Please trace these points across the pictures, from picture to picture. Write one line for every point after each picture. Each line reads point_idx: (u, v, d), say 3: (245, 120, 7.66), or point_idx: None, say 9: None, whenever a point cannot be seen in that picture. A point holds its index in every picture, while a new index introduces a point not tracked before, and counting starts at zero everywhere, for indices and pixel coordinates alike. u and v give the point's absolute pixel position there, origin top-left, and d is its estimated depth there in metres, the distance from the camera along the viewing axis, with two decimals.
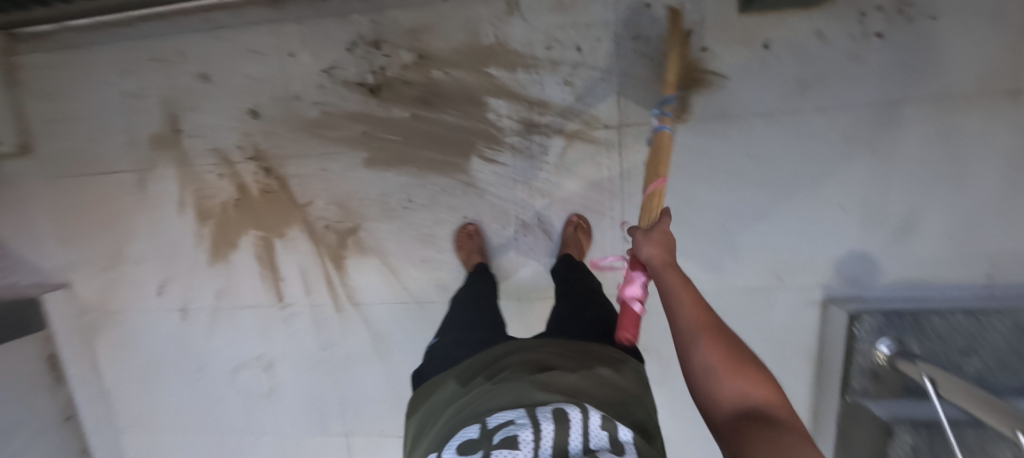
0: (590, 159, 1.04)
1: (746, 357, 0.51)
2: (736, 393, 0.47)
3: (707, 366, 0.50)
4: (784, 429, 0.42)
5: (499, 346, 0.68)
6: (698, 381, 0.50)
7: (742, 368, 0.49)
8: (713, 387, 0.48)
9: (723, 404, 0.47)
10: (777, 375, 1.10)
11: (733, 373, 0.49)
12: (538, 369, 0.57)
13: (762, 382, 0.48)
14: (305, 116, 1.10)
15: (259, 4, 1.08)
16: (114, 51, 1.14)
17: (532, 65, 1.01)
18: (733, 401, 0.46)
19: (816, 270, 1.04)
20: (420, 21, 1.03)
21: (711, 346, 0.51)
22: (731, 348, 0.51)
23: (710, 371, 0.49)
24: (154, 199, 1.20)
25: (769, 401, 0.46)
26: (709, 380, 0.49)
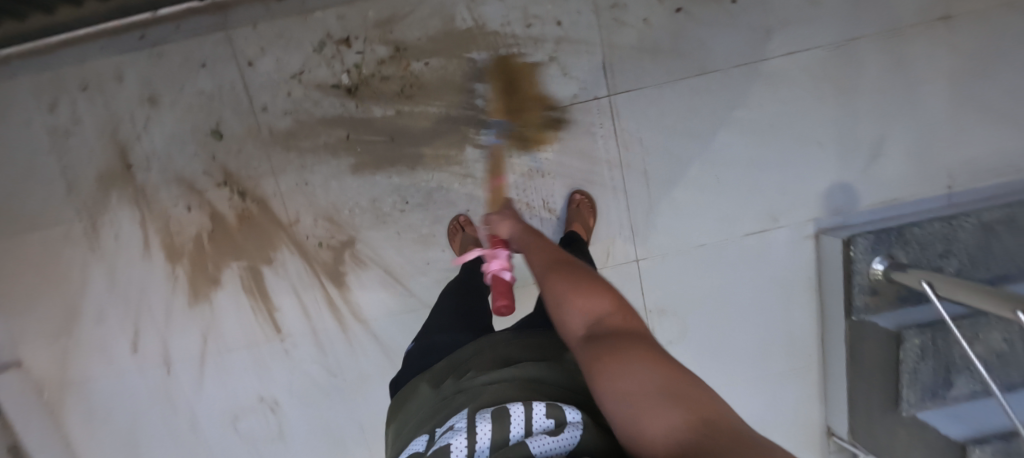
0: (584, 131, 1.04)
1: (594, 281, 0.53)
2: (586, 312, 0.49)
3: (561, 297, 0.52)
4: (626, 338, 0.43)
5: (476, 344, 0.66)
6: (553, 312, 0.52)
7: (588, 290, 0.51)
8: (565, 313, 0.50)
9: (574, 325, 0.49)
10: (785, 311, 1.16)
11: (583, 296, 0.50)
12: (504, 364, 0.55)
13: (601, 297, 0.50)
14: (276, 129, 1.02)
15: (204, 13, 0.98)
16: (34, 84, 0.99)
17: (513, 44, 0.99)
18: (583, 321, 0.48)
19: (806, 206, 1.10)
20: (390, 12, 0.98)
21: (555, 281, 0.54)
22: (578, 276, 0.54)
23: (558, 301, 0.52)
24: (109, 246, 1.07)
25: (617, 316, 0.48)
26: (563, 308, 0.51)
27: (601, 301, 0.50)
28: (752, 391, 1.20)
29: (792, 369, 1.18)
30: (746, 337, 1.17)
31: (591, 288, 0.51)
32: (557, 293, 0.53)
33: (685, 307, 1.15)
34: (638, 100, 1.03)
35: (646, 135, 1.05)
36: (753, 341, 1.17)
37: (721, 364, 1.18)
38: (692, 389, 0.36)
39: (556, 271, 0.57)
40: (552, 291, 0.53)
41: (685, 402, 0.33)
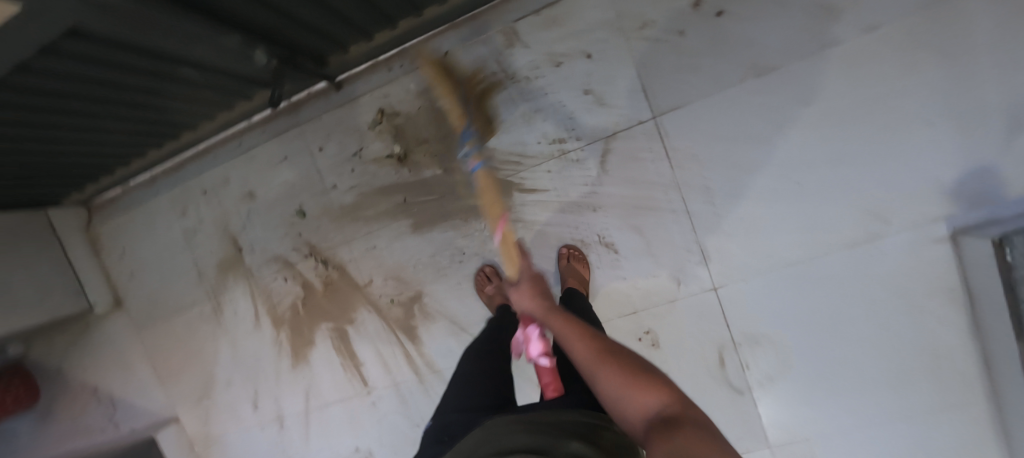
0: (631, 157, 0.98)
1: (649, 371, 0.49)
2: (639, 404, 0.45)
3: (613, 395, 0.49)
4: (697, 432, 0.39)
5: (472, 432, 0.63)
6: (611, 404, 0.49)
7: (638, 382, 0.47)
8: (623, 410, 0.47)
9: (633, 419, 0.46)
10: (922, 331, 0.93)
11: (636, 391, 0.47)
12: (507, 435, 0.56)
13: (655, 385, 0.47)
14: (344, 202, 1.13)
15: (282, 115, 1.14)
16: (172, 195, 1.24)
17: (545, 86, 1.00)
18: (640, 414, 0.45)
19: (926, 201, 0.89)
20: (427, 81, 1.05)
21: (606, 374, 0.50)
22: (632, 367, 0.50)
23: (614, 398, 0.48)
24: (231, 319, 1.26)
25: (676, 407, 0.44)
26: (619, 404, 0.48)
27: (660, 396, 0.45)
28: (895, 434, 0.96)
29: (950, 405, 0.93)
30: (877, 369, 0.95)
31: (650, 384, 0.47)
32: (614, 388, 0.48)
33: (787, 335, 0.98)
34: (686, 116, 0.95)
35: (701, 151, 0.96)
36: (886, 372, 0.95)
37: (849, 404, 0.97)
38: None
39: (608, 363, 0.51)
40: (607, 388, 0.49)
41: None
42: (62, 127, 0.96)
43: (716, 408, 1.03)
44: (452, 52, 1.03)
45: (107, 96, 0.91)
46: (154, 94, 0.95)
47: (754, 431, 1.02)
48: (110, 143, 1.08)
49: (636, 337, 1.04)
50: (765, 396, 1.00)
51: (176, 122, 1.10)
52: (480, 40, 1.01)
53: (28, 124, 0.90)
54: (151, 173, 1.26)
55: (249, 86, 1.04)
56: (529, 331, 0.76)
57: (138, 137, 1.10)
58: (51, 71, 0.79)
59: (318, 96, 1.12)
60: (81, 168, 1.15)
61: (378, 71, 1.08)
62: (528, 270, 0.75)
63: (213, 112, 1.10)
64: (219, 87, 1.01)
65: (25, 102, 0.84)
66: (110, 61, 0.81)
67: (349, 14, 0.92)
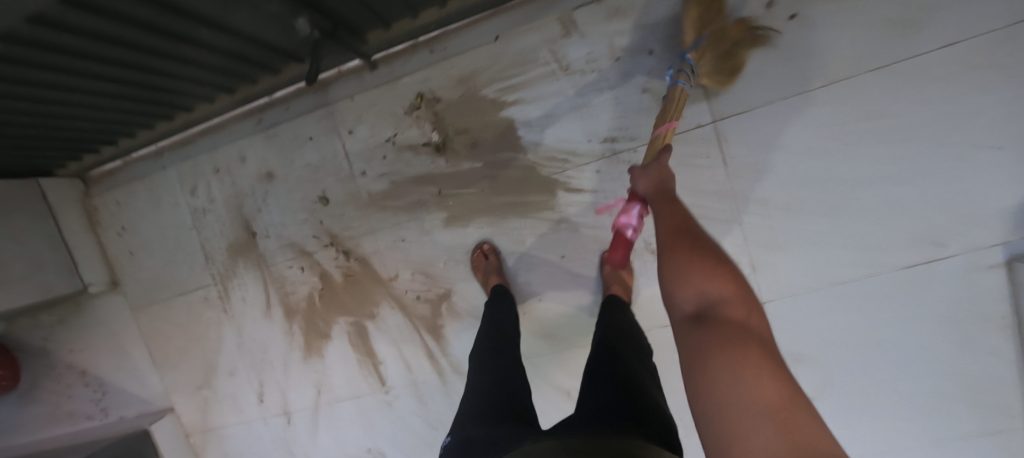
0: (686, 163, 0.94)
1: (719, 258, 0.51)
2: (699, 290, 0.48)
3: (673, 272, 0.51)
4: (744, 339, 0.43)
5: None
6: (665, 278, 0.52)
7: (708, 269, 0.49)
8: (677, 286, 0.50)
9: (685, 297, 0.49)
10: (969, 358, 0.91)
11: (702, 277, 0.49)
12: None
13: (723, 274, 0.49)
14: (372, 190, 1.06)
15: (309, 92, 1.06)
16: (180, 171, 1.15)
17: (601, 81, 0.94)
18: (695, 295, 0.49)
19: (990, 228, 0.87)
20: (472, 67, 0.98)
21: (677, 251, 0.52)
22: (704, 252, 0.51)
23: (673, 275, 0.51)
24: (239, 307, 1.18)
25: (733, 304, 0.47)
26: (674, 280, 0.50)
27: (720, 292, 0.48)
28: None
29: (989, 434, 0.92)
30: (919, 393, 0.94)
31: (715, 274, 0.49)
32: (675, 268, 0.51)
33: (830, 355, 0.96)
34: (747, 123, 0.91)
35: (761, 160, 0.92)
36: (928, 397, 0.94)
37: (887, 427, 0.96)
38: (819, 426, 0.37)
39: (680, 240, 0.53)
40: (671, 264, 0.51)
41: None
42: (69, 89, 0.86)
43: None
44: (502, 37, 0.96)
45: (125, 56, 0.81)
46: (177, 59, 0.86)
47: None
48: (116, 111, 0.98)
49: None
50: None
51: (192, 93, 1.00)
52: (534, 27, 0.95)
53: (32, 79, 0.81)
54: (157, 146, 1.16)
55: (278, 57, 0.96)
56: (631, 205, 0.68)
57: (147, 108, 1.00)
58: (67, 18, 0.69)
59: (350, 75, 1.04)
60: (82, 137, 1.05)
61: (419, 52, 1.00)
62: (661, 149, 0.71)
63: (234, 84, 1.01)
64: (248, 58, 0.93)
65: (29, 55, 0.75)
66: (134, 13, 0.72)
67: None
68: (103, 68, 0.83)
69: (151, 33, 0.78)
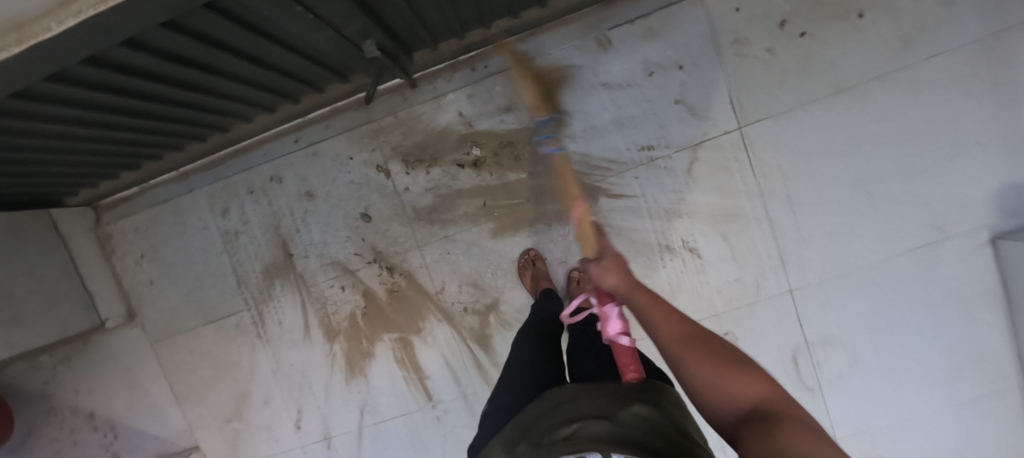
0: (719, 167, 1.03)
1: (742, 361, 0.44)
2: (735, 397, 0.41)
3: (700, 380, 0.43)
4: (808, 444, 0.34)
5: (534, 405, 0.63)
6: (689, 387, 0.44)
7: (733, 372, 0.42)
8: (709, 395, 0.42)
9: (722, 409, 0.41)
10: (968, 329, 1.04)
11: (737, 383, 0.41)
12: (572, 403, 0.59)
13: (755, 380, 0.42)
14: (418, 205, 1.08)
15: (349, 111, 1.08)
16: (210, 194, 1.12)
17: (638, 94, 1.02)
18: (732, 406, 0.41)
19: (977, 214, 1.01)
20: (515, 83, 1.03)
21: (693, 358, 0.44)
22: (726, 359, 0.44)
23: (703, 384, 0.42)
24: (275, 332, 1.15)
25: (777, 407, 0.39)
26: (705, 389, 0.42)
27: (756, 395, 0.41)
28: (941, 423, 1.06)
29: (990, 396, 1.04)
30: (929, 364, 1.05)
31: (742, 372, 0.42)
32: (702, 374, 0.43)
33: (852, 336, 1.06)
34: (771, 129, 1.01)
35: (784, 162, 1.02)
36: (937, 368, 1.05)
37: (905, 397, 1.07)
38: None
39: (694, 342, 0.45)
40: (695, 373, 0.43)
41: None
42: (117, 111, 0.83)
43: None
44: (543, 55, 1.02)
45: (186, 79, 0.80)
46: (235, 81, 0.85)
47: (820, 427, 1.09)
48: (152, 131, 0.94)
49: None
50: (832, 392, 1.07)
51: (233, 112, 0.98)
52: (573, 45, 1.01)
53: (84, 100, 0.77)
54: (181, 170, 1.13)
55: (330, 76, 0.96)
56: (609, 308, 0.62)
57: (185, 127, 0.97)
58: (151, 46, 0.68)
59: (392, 93, 1.07)
60: (106, 160, 1.00)
61: (460, 70, 1.05)
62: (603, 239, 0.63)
63: (276, 103, 1.01)
64: (299, 77, 0.93)
65: (97, 77, 0.72)
66: (221, 42, 0.72)
67: (461, 11, 0.89)
68: (164, 89, 0.81)
69: (233, 58, 0.77)
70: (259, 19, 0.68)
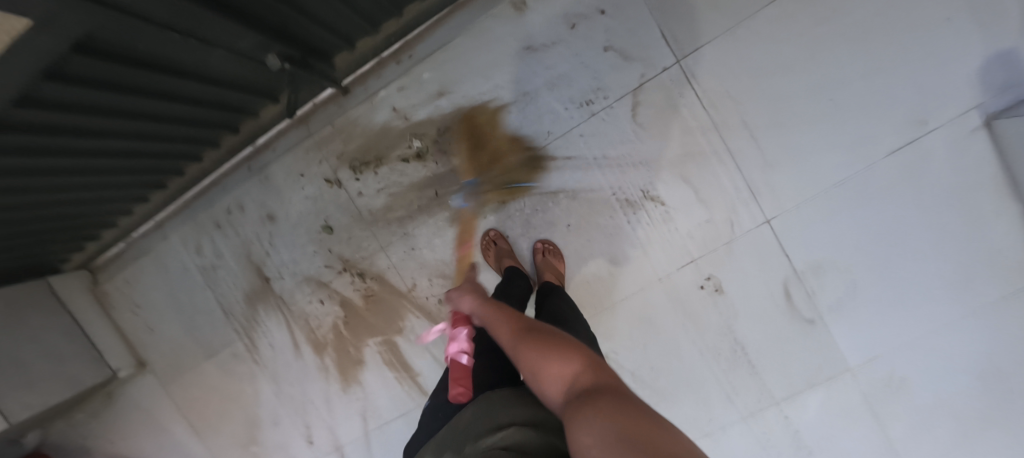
0: (665, 106, 0.97)
1: (558, 340, 0.55)
2: (558, 373, 0.50)
3: (535, 368, 0.52)
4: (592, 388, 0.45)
5: (471, 409, 0.62)
6: (531, 379, 0.52)
7: (555, 354, 0.52)
8: (542, 380, 0.51)
9: (551, 389, 0.50)
10: (976, 224, 0.94)
11: (557, 362, 0.51)
12: (512, 409, 0.57)
13: (566, 350, 0.52)
14: (374, 207, 1.08)
15: (291, 129, 1.09)
16: (183, 235, 1.17)
17: (565, 49, 0.98)
18: (557, 382, 0.49)
19: (960, 97, 0.91)
20: (440, 66, 1.01)
21: (526, 354, 0.55)
22: (548, 341, 0.55)
23: (533, 372, 0.52)
24: (269, 354, 1.19)
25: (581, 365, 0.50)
26: (538, 374, 0.51)
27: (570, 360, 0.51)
28: (964, 332, 0.97)
29: (1015, 293, 0.94)
30: (938, 271, 0.96)
31: (559, 348, 0.53)
32: (531, 363, 0.53)
33: (846, 256, 0.98)
34: (711, 55, 0.95)
35: (733, 86, 0.95)
36: (948, 273, 0.96)
37: (917, 312, 0.98)
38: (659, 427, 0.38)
39: (526, 340, 0.57)
40: (527, 362, 0.54)
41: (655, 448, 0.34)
42: (66, 177, 0.85)
43: (793, 344, 1.02)
44: (462, 32, 1.00)
45: (114, 130, 0.81)
46: (165, 123, 0.86)
47: (830, 357, 1.01)
48: (114, 190, 0.98)
49: (699, 285, 1.02)
50: (836, 319, 1.00)
51: (182, 154, 1.01)
52: (490, 15, 0.99)
53: (39, 175, 0.81)
54: (154, 219, 1.18)
55: (259, 98, 0.97)
56: (457, 330, 0.75)
57: (143, 179, 1.00)
58: (55, 101, 0.69)
59: (327, 103, 1.07)
60: (82, 223, 1.06)
61: (386, 65, 1.04)
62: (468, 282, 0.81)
63: (218, 135, 1.03)
64: (227, 106, 0.94)
65: (35, 147, 0.75)
66: (126, 83, 0.74)
67: (358, 3, 0.88)
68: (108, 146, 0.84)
69: (149, 99, 0.78)
70: (137, 47, 0.68)
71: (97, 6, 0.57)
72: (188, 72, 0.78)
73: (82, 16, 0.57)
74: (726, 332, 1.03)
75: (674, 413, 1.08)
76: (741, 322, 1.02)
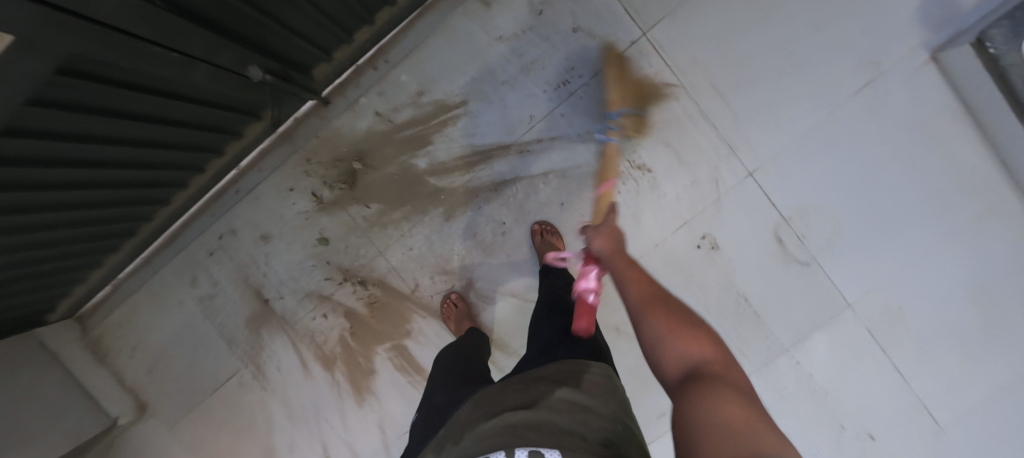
0: (637, 78, 1.02)
1: (696, 325, 0.56)
2: (686, 352, 0.52)
3: (661, 336, 0.55)
4: (721, 382, 0.48)
5: (461, 406, 0.63)
6: (650, 344, 0.56)
7: (689, 334, 0.54)
8: (667, 347, 0.54)
9: (668, 363, 0.53)
10: (941, 151, 1.00)
11: (686, 344, 0.53)
12: (497, 395, 0.59)
13: (702, 339, 0.54)
14: (367, 213, 1.08)
15: (275, 147, 1.09)
16: (176, 268, 1.15)
17: (536, 36, 1.02)
18: (677, 360, 0.53)
19: (905, 36, 0.98)
20: (416, 66, 1.04)
21: (658, 321, 0.56)
22: (682, 321, 0.56)
23: (657, 340, 0.55)
24: (277, 378, 1.16)
25: (713, 358, 0.52)
26: (664, 341, 0.54)
27: (701, 349, 0.53)
28: (947, 255, 1.02)
29: (986, 211, 1.00)
30: (913, 200, 1.01)
31: (694, 333, 0.54)
32: (658, 334, 0.56)
33: (827, 198, 1.03)
34: (673, 25, 1.00)
35: (698, 52, 1.01)
36: (923, 201, 1.01)
37: (901, 242, 1.03)
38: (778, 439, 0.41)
39: (655, 308, 0.59)
40: (653, 329, 0.56)
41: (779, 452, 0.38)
42: (52, 211, 0.84)
43: (792, 289, 1.05)
44: (434, 31, 1.03)
45: (99, 159, 0.81)
46: (153, 149, 0.86)
47: (828, 297, 1.05)
48: (99, 225, 0.96)
49: (695, 245, 1.05)
50: (828, 260, 1.04)
51: (168, 182, 1.00)
52: (459, 12, 1.02)
53: (22, 210, 0.79)
54: (143, 257, 1.16)
55: (241, 118, 0.98)
56: (587, 267, 0.77)
57: (129, 211, 0.99)
58: (39, 129, 0.69)
59: (308, 117, 1.08)
60: (67, 267, 1.03)
61: (363, 73, 1.06)
62: (607, 217, 0.79)
63: (203, 161, 1.02)
64: (213, 128, 0.94)
65: (17, 181, 0.74)
66: (109, 107, 0.74)
67: (333, 13, 0.90)
68: (92, 177, 0.83)
69: (132, 123, 0.78)
70: (126, 68, 0.69)
71: (93, 24, 0.58)
72: (170, 94, 0.79)
73: (79, 39, 0.58)
74: (728, 287, 1.06)
75: None
76: (739, 275, 1.05)
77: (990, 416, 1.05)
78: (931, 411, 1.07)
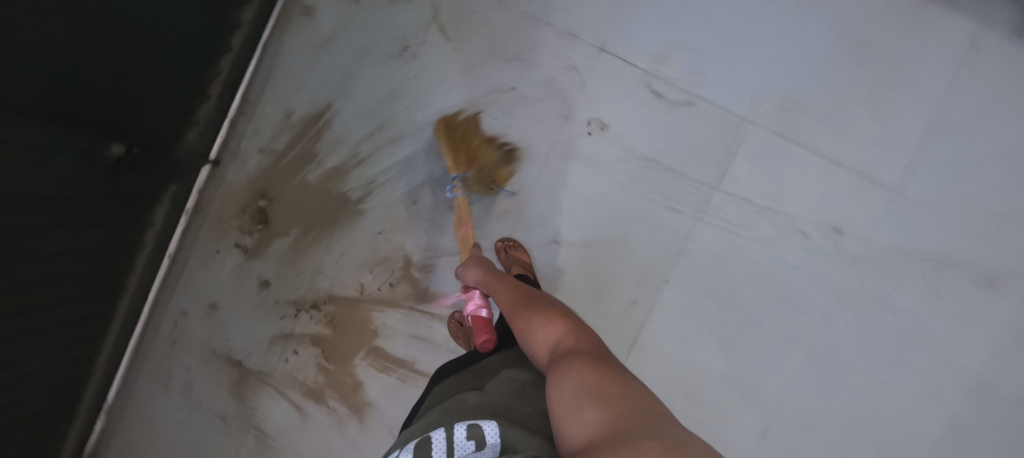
0: (463, 14, 1.09)
1: (553, 309, 0.64)
2: (543, 338, 0.60)
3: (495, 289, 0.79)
4: (575, 355, 0.53)
5: (427, 401, 0.70)
6: (521, 338, 0.64)
7: (546, 318, 0.62)
8: (532, 344, 0.61)
9: (539, 349, 0.60)
10: None
11: (545, 327, 0.61)
12: (453, 387, 0.67)
13: (559, 322, 0.61)
14: (289, 241, 1.13)
15: (189, 222, 1.16)
16: (150, 372, 1.18)
17: (363, 21, 1.10)
18: (544, 344, 0.59)
19: None
20: (275, 94, 1.12)
21: (521, 318, 0.66)
22: (538, 313, 0.64)
23: (526, 338, 0.62)
24: (280, 432, 1.17)
25: (567, 336, 0.58)
26: (529, 339, 0.62)
27: (558, 329, 0.60)
28: (810, 30, 1.05)
29: None
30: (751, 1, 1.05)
31: (551, 319, 0.62)
32: (523, 328, 0.64)
33: (677, 35, 1.06)
34: None
35: None
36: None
37: (761, 41, 1.06)
38: (629, 398, 0.46)
39: (520, 307, 0.68)
40: (521, 326, 0.65)
41: (625, 413, 0.43)
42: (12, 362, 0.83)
43: (690, 128, 1.07)
44: (277, 60, 1.12)
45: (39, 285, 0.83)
46: (52, 265, 0.84)
47: (723, 121, 1.06)
48: (58, 359, 0.97)
49: (585, 132, 1.08)
50: (706, 87, 1.06)
51: (100, 293, 1.02)
52: (290, 34, 1.11)
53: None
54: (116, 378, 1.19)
55: (138, 205, 1.02)
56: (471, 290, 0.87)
57: (79, 335, 1.00)
58: None
59: (206, 182, 1.15)
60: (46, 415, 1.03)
61: (235, 123, 1.14)
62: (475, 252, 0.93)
63: (124, 260, 1.05)
64: (103, 235, 0.95)
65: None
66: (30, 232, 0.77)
67: (175, 79, 0.96)
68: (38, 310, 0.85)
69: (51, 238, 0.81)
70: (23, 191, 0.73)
71: None
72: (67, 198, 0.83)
73: None
74: (633, 153, 1.08)
75: (640, 252, 1.09)
76: (638, 139, 1.07)
77: (928, 158, 1.05)
78: (876, 179, 1.06)
